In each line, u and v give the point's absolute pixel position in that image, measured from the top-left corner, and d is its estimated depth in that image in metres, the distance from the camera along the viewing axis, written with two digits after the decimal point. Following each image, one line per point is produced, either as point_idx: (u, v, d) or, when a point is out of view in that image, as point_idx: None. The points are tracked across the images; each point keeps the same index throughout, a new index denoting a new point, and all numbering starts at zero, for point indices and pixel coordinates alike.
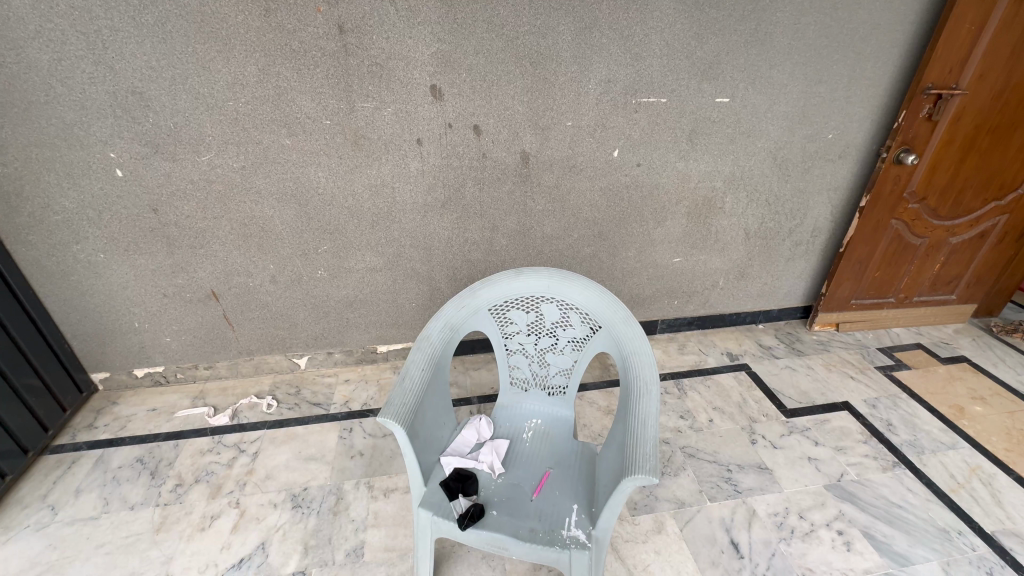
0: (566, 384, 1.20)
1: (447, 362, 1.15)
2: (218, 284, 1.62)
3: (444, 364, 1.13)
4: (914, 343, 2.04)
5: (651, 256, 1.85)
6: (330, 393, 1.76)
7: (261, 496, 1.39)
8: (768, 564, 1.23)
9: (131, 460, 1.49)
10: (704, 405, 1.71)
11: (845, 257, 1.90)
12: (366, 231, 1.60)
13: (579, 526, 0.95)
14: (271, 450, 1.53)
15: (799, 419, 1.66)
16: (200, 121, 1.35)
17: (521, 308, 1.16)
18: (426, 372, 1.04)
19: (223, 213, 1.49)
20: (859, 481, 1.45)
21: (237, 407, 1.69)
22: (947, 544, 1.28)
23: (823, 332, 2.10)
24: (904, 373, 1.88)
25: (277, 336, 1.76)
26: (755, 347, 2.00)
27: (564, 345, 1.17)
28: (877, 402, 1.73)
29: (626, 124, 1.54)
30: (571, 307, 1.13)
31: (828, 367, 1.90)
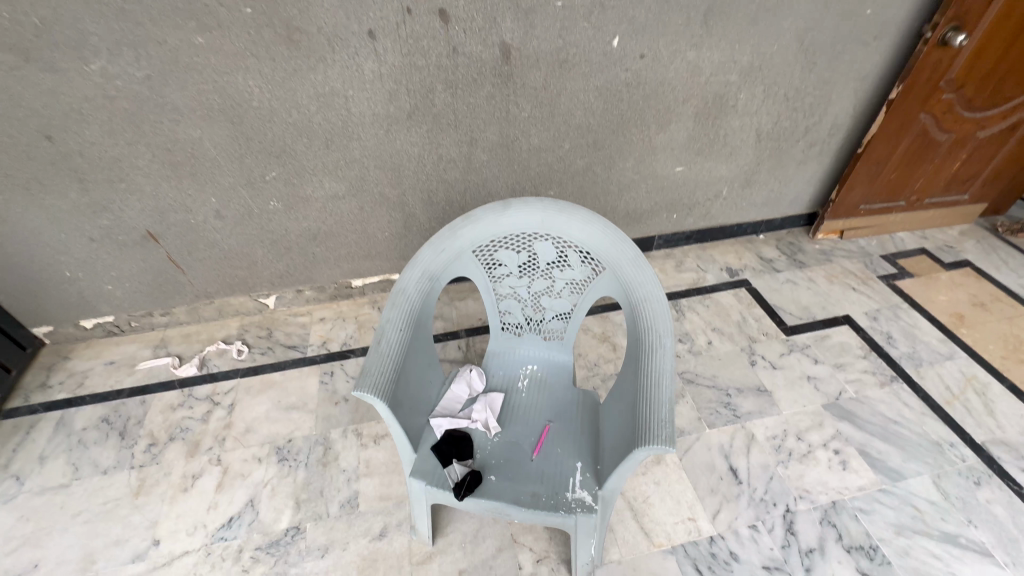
0: (564, 329, 1.08)
1: (430, 312, 1.00)
2: (154, 223, 1.38)
3: (425, 317, 0.98)
4: (918, 248, 1.95)
5: (651, 167, 1.64)
6: (305, 334, 1.63)
7: (243, 451, 1.31)
8: (766, 488, 1.23)
9: (96, 420, 1.38)
10: (703, 326, 1.63)
11: (862, 159, 1.72)
12: (320, 153, 1.34)
13: (585, 487, 0.88)
14: (248, 401, 1.43)
15: (799, 337, 1.60)
16: (76, 15, 1.02)
17: (511, 248, 0.99)
18: (405, 332, 0.90)
19: (139, 137, 1.22)
20: (857, 398, 1.43)
21: (205, 355, 1.55)
22: (939, 457, 1.30)
23: (826, 240, 1.99)
24: (906, 281, 1.81)
25: (237, 277, 1.58)
26: (755, 260, 1.89)
27: (562, 288, 1.03)
28: (878, 315, 1.68)
29: (629, 3, 1.24)
30: (570, 246, 0.97)
31: (830, 278, 1.82)
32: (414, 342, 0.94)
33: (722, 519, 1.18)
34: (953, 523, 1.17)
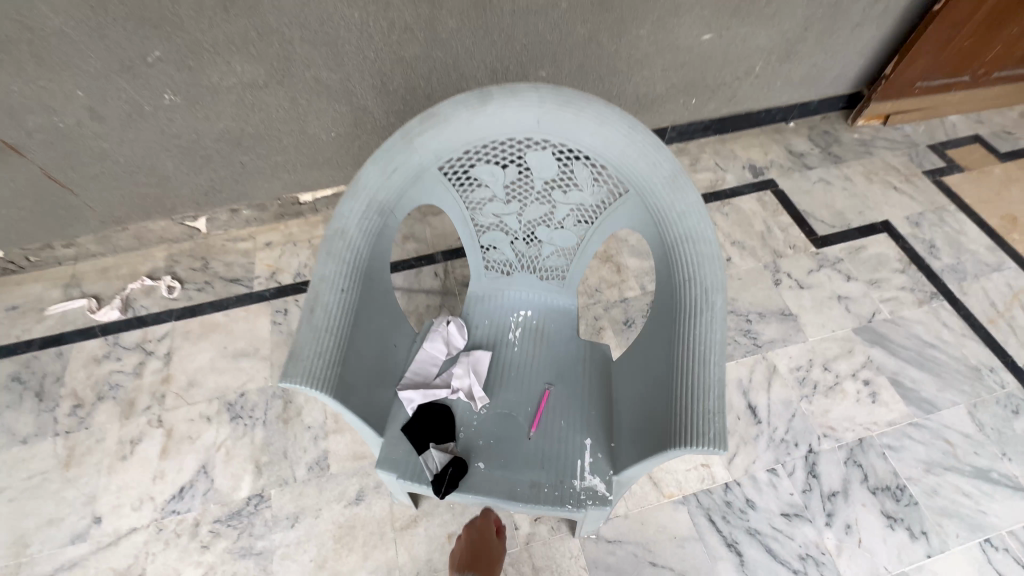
0: (566, 268, 0.83)
1: (387, 254, 0.73)
2: (8, 130, 1.02)
3: (380, 262, 0.72)
4: (971, 136, 1.66)
5: (673, 34, 1.25)
6: (249, 264, 1.35)
7: (188, 409, 1.12)
8: (788, 427, 1.10)
9: (5, 379, 1.16)
10: (722, 240, 1.40)
11: (938, 16, 1.36)
12: (218, 19, 0.95)
13: (596, 472, 0.71)
14: (187, 349, 1.20)
15: (831, 249, 1.38)
16: None
17: (494, 161, 0.71)
18: (349, 290, 0.64)
19: None
20: (892, 320, 1.26)
21: (129, 293, 1.29)
22: (977, 384, 1.17)
23: (866, 127, 1.68)
24: (954, 177, 1.55)
25: (148, 197, 1.25)
26: (784, 156, 1.60)
27: (565, 215, 0.76)
28: (921, 220, 1.45)
29: None
30: (578, 159, 0.68)
31: (869, 176, 1.55)
32: (366, 300, 0.68)
33: (738, 464, 1.06)
34: (987, 457, 1.07)
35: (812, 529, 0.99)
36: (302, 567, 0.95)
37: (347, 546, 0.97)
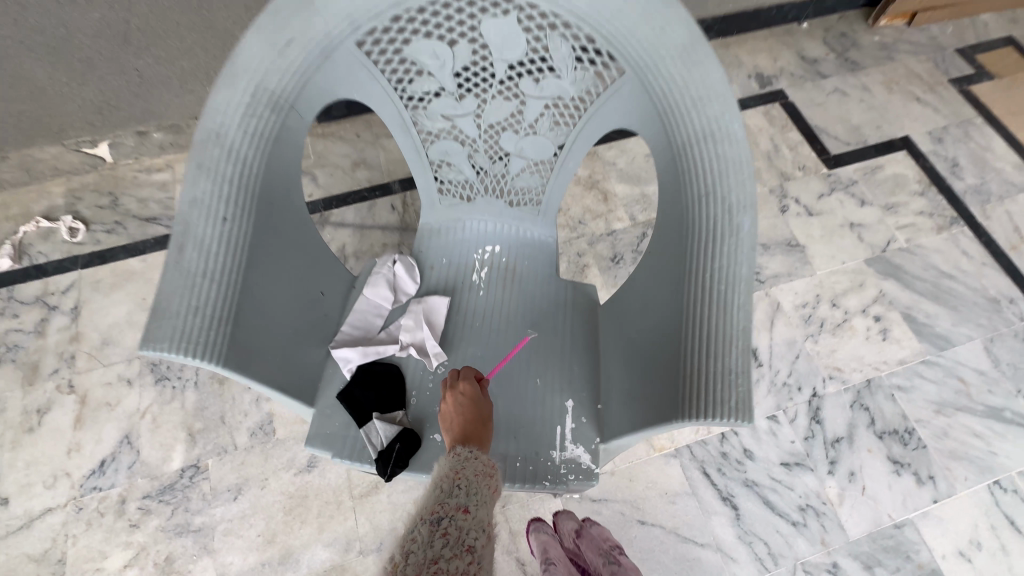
0: (542, 190, 0.66)
1: (293, 174, 0.57)
2: None
3: (282, 184, 0.55)
4: (1004, 37, 1.46)
5: None
6: (167, 200, 1.13)
7: (103, 372, 0.95)
8: (791, 369, 1.00)
9: None
10: None
11: None
12: None
13: (580, 441, 0.58)
14: (98, 302, 1.02)
15: (844, 171, 1.22)
16: None
17: (438, 35, 0.53)
18: (226, 223, 0.49)
19: None
20: (908, 249, 1.13)
21: (21, 238, 1.07)
22: (995, 317, 1.06)
23: (889, 28, 1.46)
24: (983, 86, 1.37)
25: (23, 116, 1.00)
26: (795, 62, 1.38)
27: (537, 115, 0.58)
28: (944, 135, 1.28)
29: None
30: (551, 27, 0.51)
31: (889, 85, 1.35)
32: (262, 224, 0.52)
33: None
34: (1001, 396, 0.99)
35: (813, 479, 0.91)
36: (248, 544, 0.84)
37: (300, 518, 0.86)
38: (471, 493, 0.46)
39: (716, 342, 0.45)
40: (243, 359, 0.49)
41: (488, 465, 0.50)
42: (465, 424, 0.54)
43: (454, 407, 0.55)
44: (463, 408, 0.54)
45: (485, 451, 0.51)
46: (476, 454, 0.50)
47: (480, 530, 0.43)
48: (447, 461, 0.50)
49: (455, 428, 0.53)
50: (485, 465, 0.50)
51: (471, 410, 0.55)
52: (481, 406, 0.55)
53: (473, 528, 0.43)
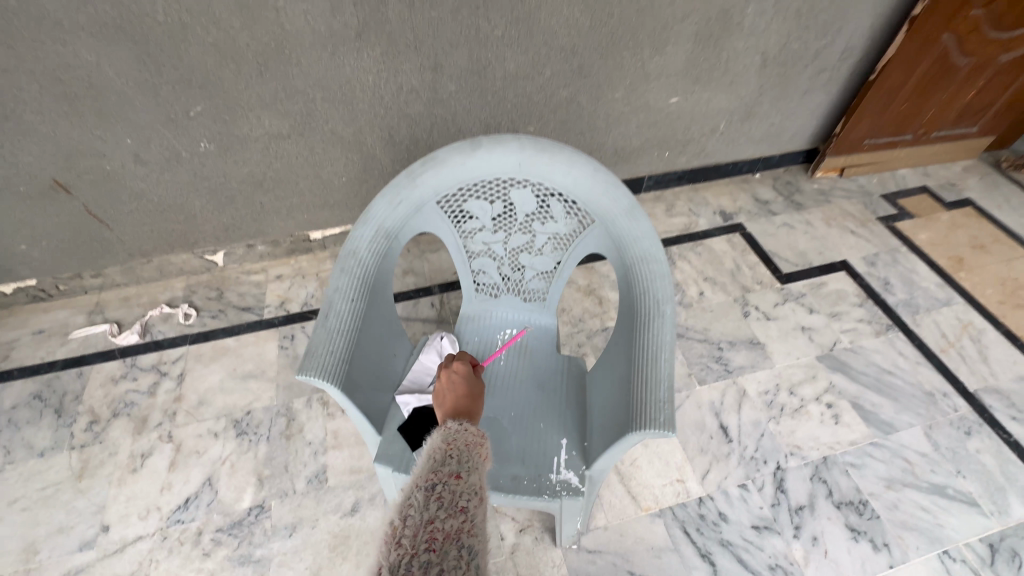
0: (546, 290, 0.96)
1: (389, 276, 0.86)
2: (62, 171, 1.17)
3: (383, 283, 0.84)
4: (920, 187, 1.84)
5: (643, 98, 1.45)
6: (260, 294, 1.47)
7: (197, 426, 1.20)
8: (757, 445, 1.19)
9: (27, 398, 1.24)
10: (695, 276, 1.53)
11: (875, 86, 1.56)
12: (253, 82, 1.12)
13: (571, 468, 0.79)
14: (199, 370, 1.29)
15: (794, 285, 1.52)
16: None
17: (484, 197, 0.85)
18: (357, 301, 0.76)
19: (17, 62, 0.98)
20: (852, 349, 1.37)
21: (147, 320, 1.39)
22: (932, 408, 1.26)
23: (825, 179, 1.86)
24: (906, 223, 1.71)
25: (174, 231, 1.38)
26: (751, 203, 1.77)
27: (544, 243, 0.89)
28: (876, 259, 1.59)
29: None
30: (552, 195, 0.82)
31: (828, 221, 1.71)
32: (372, 305, 0.80)
33: (711, 480, 1.13)
34: (943, 475, 1.15)
35: (781, 541, 1.05)
36: None
37: (342, 554, 1.02)
38: (462, 462, 0.51)
39: (644, 384, 0.67)
40: (351, 391, 0.73)
41: (475, 439, 0.56)
42: (456, 400, 0.70)
43: (448, 387, 0.72)
44: (455, 388, 0.72)
45: (473, 427, 0.58)
46: (465, 431, 0.57)
47: (471, 492, 0.48)
48: (438, 437, 0.56)
49: (448, 403, 0.70)
50: (472, 439, 0.55)
51: (461, 389, 0.72)
52: (468, 388, 0.72)
53: (465, 490, 0.48)
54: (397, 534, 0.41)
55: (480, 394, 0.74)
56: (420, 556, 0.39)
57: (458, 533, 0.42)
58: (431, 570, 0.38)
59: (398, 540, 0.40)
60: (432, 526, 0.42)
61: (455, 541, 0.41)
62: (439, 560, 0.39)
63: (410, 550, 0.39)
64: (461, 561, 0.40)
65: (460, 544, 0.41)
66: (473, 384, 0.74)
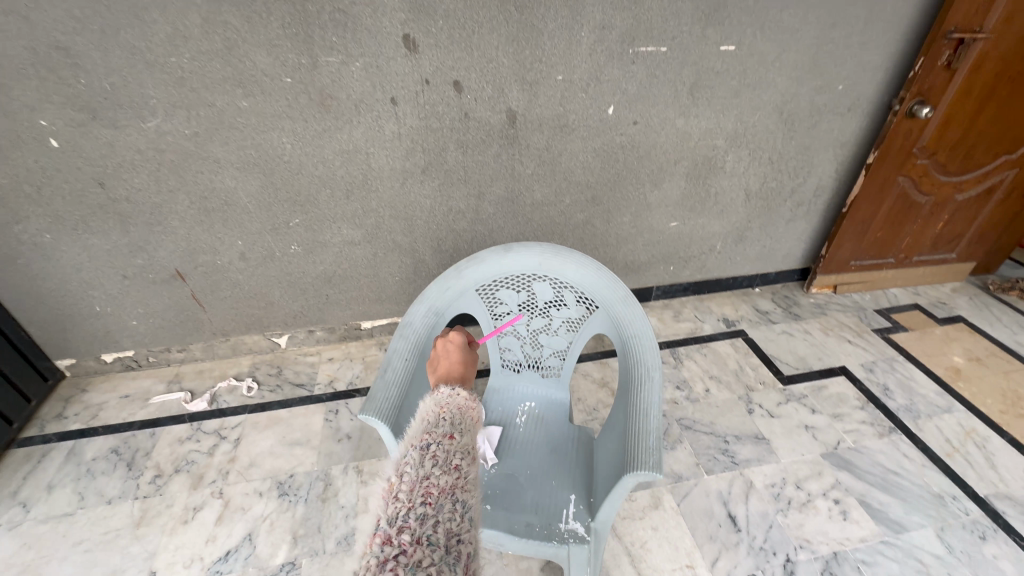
0: (561, 367, 1.14)
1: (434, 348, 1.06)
2: (184, 264, 1.49)
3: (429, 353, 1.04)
4: (912, 304, 2.01)
5: (647, 221, 1.75)
6: (313, 373, 1.68)
7: (245, 485, 1.33)
8: (765, 536, 1.22)
9: (105, 451, 1.42)
10: (701, 374, 1.67)
11: (848, 217, 1.83)
12: (340, 202, 1.46)
13: (578, 519, 0.90)
14: (253, 436, 1.47)
15: (796, 386, 1.63)
16: (141, 82, 1.18)
17: (512, 287, 1.08)
18: (410, 361, 0.96)
19: (179, 185, 1.35)
20: (855, 448, 1.43)
21: (216, 390, 1.61)
22: (942, 510, 1.28)
23: (820, 294, 2.06)
24: (901, 335, 1.85)
25: (252, 316, 1.66)
26: (751, 313, 1.96)
27: (559, 326, 1.10)
28: (874, 366, 1.71)
29: (621, 77, 1.40)
30: (566, 286, 1.06)
31: (825, 331, 1.86)
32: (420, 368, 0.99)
33: (720, 567, 1.16)
34: None
35: None
36: None
37: None
38: (453, 426, 0.57)
39: (639, 434, 0.82)
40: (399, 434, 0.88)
41: (466, 405, 0.62)
42: (450, 363, 0.88)
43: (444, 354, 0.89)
44: (450, 357, 0.88)
45: (463, 394, 0.63)
46: (456, 398, 0.62)
47: (462, 451, 0.54)
48: (433, 403, 0.61)
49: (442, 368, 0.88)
50: (463, 405, 0.61)
51: (454, 358, 0.88)
52: (460, 357, 0.88)
53: (457, 451, 0.53)
54: (396, 491, 0.47)
55: (471, 362, 0.90)
56: (416, 508, 0.45)
57: (451, 488, 0.48)
58: (427, 519, 0.44)
59: (397, 497, 0.46)
60: (428, 483, 0.48)
61: (449, 495, 0.47)
62: (434, 511, 0.45)
63: (407, 504, 0.45)
64: (453, 513, 0.46)
65: (452, 497, 0.47)
66: (465, 353, 0.89)
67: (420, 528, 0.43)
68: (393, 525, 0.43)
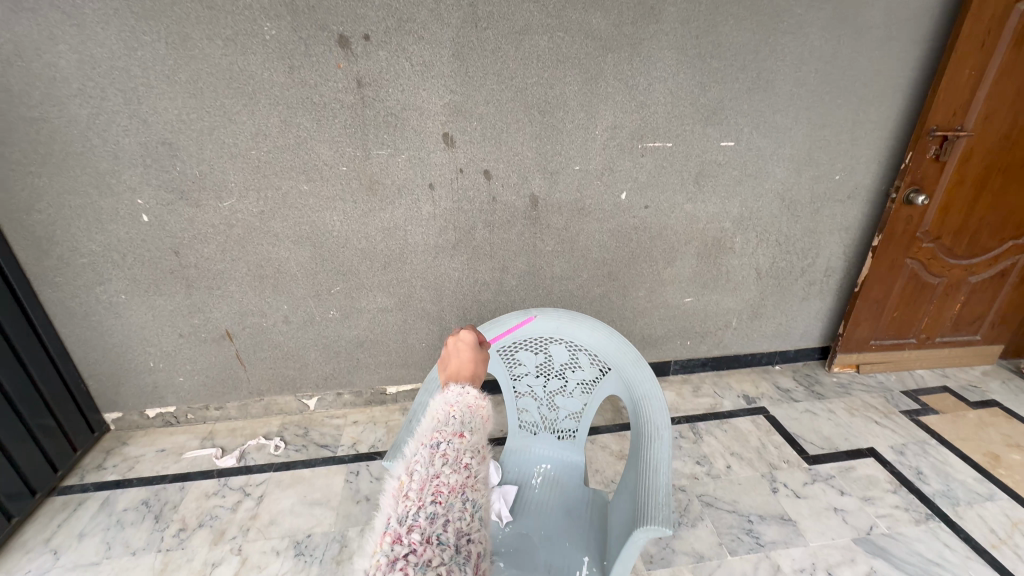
0: (575, 429, 1.19)
1: None
2: (233, 325, 1.64)
3: None
4: (940, 386, 1.97)
5: (662, 296, 1.84)
6: (338, 434, 1.74)
7: (263, 542, 1.35)
8: None
9: (136, 503, 1.48)
10: (722, 450, 1.65)
11: (861, 296, 1.88)
12: (378, 272, 1.62)
13: None
14: (276, 493, 1.50)
15: (822, 466, 1.59)
16: (225, 169, 1.41)
17: (530, 349, 1.16)
18: None
19: (240, 254, 1.53)
20: (891, 535, 1.36)
21: (245, 448, 1.67)
22: None
23: (843, 374, 2.05)
24: (931, 418, 1.79)
25: (287, 377, 1.77)
26: (772, 390, 1.95)
27: (574, 387, 1.16)
28: (904, 449, 1.65)
29: (633, 168, 1.58)
30: (580, 348, 1.14)
31: (850, 411, 1.83)
32: None
33: None
34: None
35: None
36: None
37: None
38: (465, 423, 0.56)
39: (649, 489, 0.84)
40: None
41: (477, 399, 0.60)
42: (461, 364, 0.71)
43: (456, 353, 0.73)
44: (459, 354, 0.73)
45: (474, 389, 0.61)
46: (467, 393, 0.60)
47: (473, 449, 0.53)
48: (443, 399, 0.60)
49: (452, 370, 0.71)
50: (475, 401, 0.59)
51: (465, 355, 0.73)
52: (472, 355, 0.73)
53: (467, 450, 0.53)
54: (406, 490, 0.48)
55: (486, 362, 0.75)
56: (426, 507, 0.46)
57: (461, 487, 0.48)
58: (436, 518, 0.45)
59: (407, 496, 0.47)
60: (438, 481, 0.48)
61: (459, 493, 0.48)
62: (444, 511, 0.46)
63: (417, 503, 0.46)
64: (463, 512, 0.46)
65: (463, 497, 0.48)
66: (478, 351, 0.74)
67: (430, 528, 0.44)
68: (403, 524, 0.44)
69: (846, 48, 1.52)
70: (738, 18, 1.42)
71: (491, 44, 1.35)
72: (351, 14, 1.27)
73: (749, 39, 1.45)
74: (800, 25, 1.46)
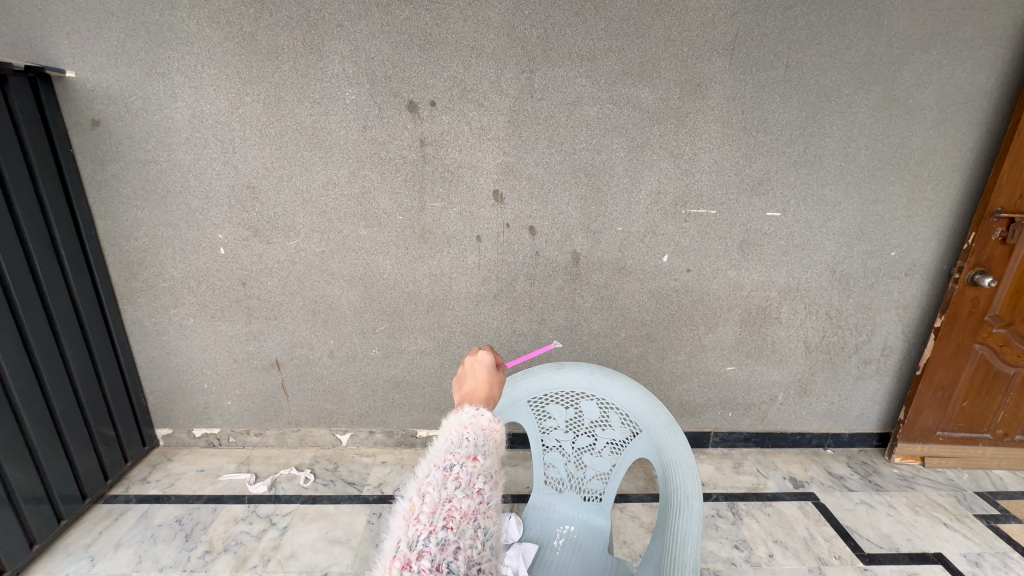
0: (602, 491, 1.15)
1: None
2: (283, 355, 1.74)
3: None
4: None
5: (702, 362, 1.79)
6: (366, 473, 1.76)
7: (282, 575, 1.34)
8: None
9: (170, 519, 1.53)
10: (764, 536, 1.51)
11: (924, 380, 1.76)
12: (421, 316, 1.69)
13: None
14: (300, 526, 1.51)
15: (880, 567, 1.41)
16: (296, 212, 1.56)
17: (561, 403, 1.16)
18: None
19: (299, 290, 1.65)
20: None
21: (277, 477, 1.72)
22: None
23: (904, 465, 1.88)
24: (1014, 527, 1.57)
25: (325, 410, 1.83)
26: (823, 475, 1.81)
27: (603, 447, 1.14)
28: (980, 560, 1.44)
29: (676, 232, 1.61)
30: (612, 407, 1.12)
31: (914, 508, 1.65)
32: None
33: None
34: None
35: None
36: None
37: None
38: (478, 446, 0.57)
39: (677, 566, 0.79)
40: None
41: (491, 422, 0.61)
42: (477, 386, 0.71)
43: (472, 374, 0.73)
44: (475, 376, 0.73)
45: (488, 412, 0.62)
46: (482, 416, 0.61)
47: (484, 474, 0.54)
48: (458, 419, 0.61)
49: (467, 393, 0.71)
50: (488, 424, 0.60)
51: (481, 377, 0.72)
52: (488, 376, 0.72)
53: (480, 475, 0.54)
54: (417, 513, 0.49)
55: (500, 386, 0.74)
56: (437, 532, 0.46)
57: (473, 513, 0.49)
58: (447, 545, 0.46)
59: (417, 520, 0.48)
60: (450, 506, 0.49)
61: (470, 520, 0.49)
62: (455, 537, 0.47)
63: (428, 527, 0.47)
64: (474, 540, 0.48)
65: (474, 523, 0.49)
66: (494, 374, 0.74)
67: (440, 554, 0.45)
68: (414, 548, 0.45)
69: (897, 127, 1.53)
70: (784, 97, 1.47)
71: (544, 113, 1.46)
72: (421, 84, 1.42)
73: (795, 116, 1.49)
74: (848, 105, 1.49)
